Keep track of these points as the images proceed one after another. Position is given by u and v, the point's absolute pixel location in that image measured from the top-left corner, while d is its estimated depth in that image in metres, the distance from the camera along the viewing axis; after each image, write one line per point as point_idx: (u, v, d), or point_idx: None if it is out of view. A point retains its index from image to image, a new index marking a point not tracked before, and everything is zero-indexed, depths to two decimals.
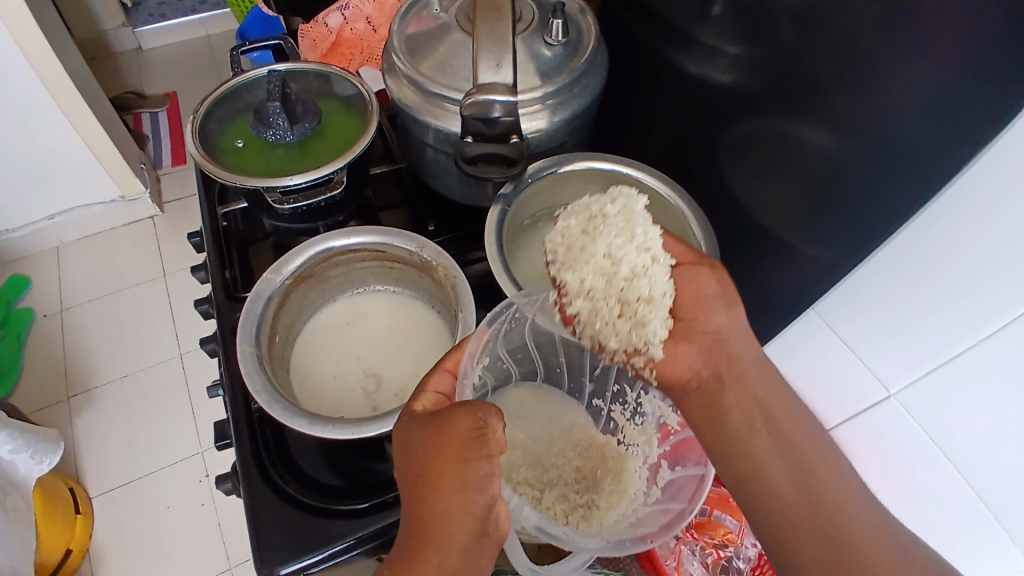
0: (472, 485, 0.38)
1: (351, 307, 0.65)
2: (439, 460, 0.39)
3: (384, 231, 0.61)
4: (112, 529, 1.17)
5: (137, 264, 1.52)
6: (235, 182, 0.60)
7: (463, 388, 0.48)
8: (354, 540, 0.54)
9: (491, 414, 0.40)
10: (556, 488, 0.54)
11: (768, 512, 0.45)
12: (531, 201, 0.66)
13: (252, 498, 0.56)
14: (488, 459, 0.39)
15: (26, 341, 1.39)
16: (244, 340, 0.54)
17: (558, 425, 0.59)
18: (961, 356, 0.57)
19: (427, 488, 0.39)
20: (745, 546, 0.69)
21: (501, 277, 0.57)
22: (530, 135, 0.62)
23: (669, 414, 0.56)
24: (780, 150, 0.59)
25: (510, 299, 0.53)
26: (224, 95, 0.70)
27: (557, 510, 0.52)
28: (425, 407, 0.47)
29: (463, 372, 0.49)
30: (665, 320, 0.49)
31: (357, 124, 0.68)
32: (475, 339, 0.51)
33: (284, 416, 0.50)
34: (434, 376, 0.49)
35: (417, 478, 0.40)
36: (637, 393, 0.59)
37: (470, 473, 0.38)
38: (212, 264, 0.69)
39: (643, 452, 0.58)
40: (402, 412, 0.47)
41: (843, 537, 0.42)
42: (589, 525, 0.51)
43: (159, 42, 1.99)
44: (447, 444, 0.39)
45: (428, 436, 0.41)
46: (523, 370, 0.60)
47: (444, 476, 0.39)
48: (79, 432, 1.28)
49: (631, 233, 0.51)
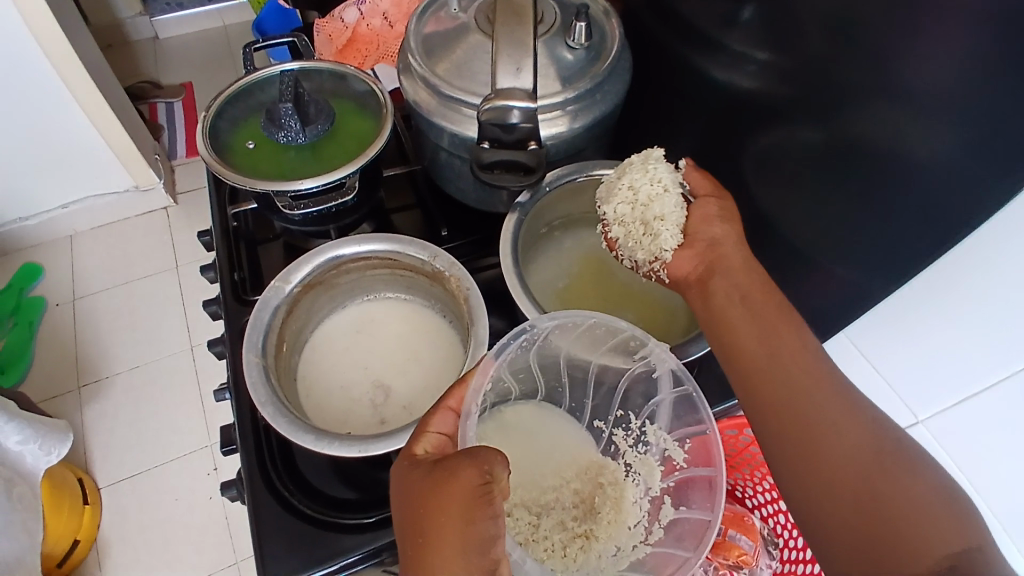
0: (477, 548, 0.38)
1: (361, 315, 0.64)
2: (443, 520, 0.39)
3: (395, 239, 0.59)
4: (119, 521, 1.18)
5: (150, 255, 1.52)
6: (245, 185, 0.59)
7: (465, 428, 0.46)
8: (363, 553, 0.53)
9: (495, 465, 0.40)
10: (554, 514, 0.52)
11: (768, 415, 0.44)
12: (549, 209, 0.64)
13: (257, 509, 0.55)
14: (493, 520, 0.39)
15: (37, 330, 1.40)
16: (250, 350, 0.53)
17: (558, 447, 0.57)
18: (995, 387, 0.56)
19: (429, 549, 0.39)
20: (760, 568, 0.68)
21: (519, 297, 0.55)
22: (549, 142, 0.60)
23: (675, 448, 0.54)
24: (809, 163, 0.56)
25: (520, 328, 0.52)
26: (237, 93, 0.68)
27: (555, 541, 0.50)
28: (427, 451, 0.45)
29: (466, 411, 0.47)
30: (675, 232, 0.52)
31: (371, 127, 0.66)
32: (479, 373, 0.49)
33: (290, 431, 0.49)
34: (436, 416, 0.48)
35: (420, 538, 0.40)
36: (642, 421, 0.57)
37: (474, 534, 0.38)
38: (221, 266, 0.68)
39: (644, 482, 0.55)
40: (402, 455, 0.46)
41: (830, 451, 0.42)
42: (586, 559, 0.50)
43: (176, 31, 1.99)
44: (450, 501, 0.39)
45: (430, 491, 0.40)
46: (523, 388, 0.58)
47: (448, 537, 0.39)
48: (88, 422, 1.28)
49: (647, 169, 0.58)
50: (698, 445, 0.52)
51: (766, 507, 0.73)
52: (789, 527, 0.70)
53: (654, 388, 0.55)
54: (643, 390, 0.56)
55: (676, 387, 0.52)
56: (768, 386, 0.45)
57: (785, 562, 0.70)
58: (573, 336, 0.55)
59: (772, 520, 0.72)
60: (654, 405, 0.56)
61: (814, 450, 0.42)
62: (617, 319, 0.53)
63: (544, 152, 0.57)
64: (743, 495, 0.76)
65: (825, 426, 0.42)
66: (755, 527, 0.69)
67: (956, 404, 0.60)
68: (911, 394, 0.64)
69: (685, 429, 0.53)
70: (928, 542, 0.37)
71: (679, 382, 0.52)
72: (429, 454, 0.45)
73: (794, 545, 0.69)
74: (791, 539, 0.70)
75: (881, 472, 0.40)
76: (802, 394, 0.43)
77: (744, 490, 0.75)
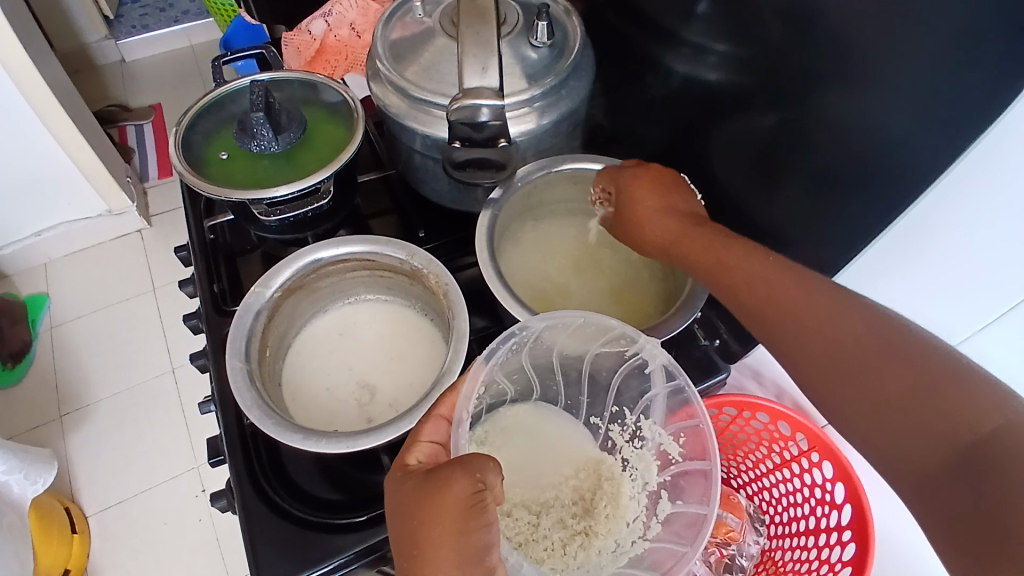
0: (473, 558, 0.39)
1: (342, 317, 0.64)
2: (435, 530, 0.39)
3: (375, 240, 0.60)
4: (109, 547, 1.16)
5: (126, 278, 1.50)
6: (220, 194, 0.59)
7: (457, 437, 0.48)
8: (352, 555, 0.54)
9: (487, 472, 0.42)
10: (554, 513, 0.53)
11: (785, 344, 0.44)
12: (524, 201, 0.65)
13: (247, 514, 0.55)
14: (488, 527, 0.40)
15: (42, 328, 1.42)
16: (233, 355, 0.53)
17: (557, 447, 0.57)
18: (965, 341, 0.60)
19: (421, 560, 0.39)
20: (747, 544, 0.69)
21: (507, 301, 0.56)
22: (519, 139, 0.61)
23: (670, 442, 0.55)
24: (771, 145, 0.59)
25: (509, 331, 0.52)
26: (207, 106, 0.69)
27: (555, 540, 0.51)
28: (420, 460, 0.46)
29: (458, 418, 0.48)
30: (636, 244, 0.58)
31: (343, 132, 0.67)
32: (469, 380, 0.50)
33: (276, 431, 0.49)
34: (428, 425, 0.48)
35: (413, 550, 0.40)
36: (637, 417, 0.58)
37: (470, 545, 0.39)
38: (200, 278, 0.68)
39: (641, 477, 0.56)
40: (396, 466, 0.46)
41: (848, 366, 0.40)
42: (586, 556, 0.51)
43: (143, 53, 1.98)
44: (445, 513, 0.40)
45: (422, 501, 0.41)
46: (518, 389, 0.59)
47: (442, 548, 0.39)
48: (71, 450, 1.26)
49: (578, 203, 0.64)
50: (694, 439, 0.53)
51: (751, 486, 0.75)
52: (774, 502, 0.72)
53: (648, 384, 0.56)
54: (636, 385, 0.57)
55: (668, 382, 0.54)
56: (753, 313, 0.46)
57: (772, 538, 0.71)
58: (562, 338, 0.56)
59: (757, 498, 0.74)
60: (648, 400, 0.57)
61: (824, 365, 0.42)
62: (604, 317, 0.53)
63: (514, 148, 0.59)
64: (728, 475, 0.77)
65: (817, 335, 0.42)
66: (741, 504, 0.70)
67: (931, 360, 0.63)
68: None
69: (680, 424, 0.54)
70: (951, 424, 0.35)
71: (671, 376, 0.53)
72: (422, 464, 0.46)
73: (780, 520, 0.71)
74: (777, 514, 0.71)
75: (873, 365, 0.39)
76: (786, 316, 0.44)
77: (728, 470, 0.76)
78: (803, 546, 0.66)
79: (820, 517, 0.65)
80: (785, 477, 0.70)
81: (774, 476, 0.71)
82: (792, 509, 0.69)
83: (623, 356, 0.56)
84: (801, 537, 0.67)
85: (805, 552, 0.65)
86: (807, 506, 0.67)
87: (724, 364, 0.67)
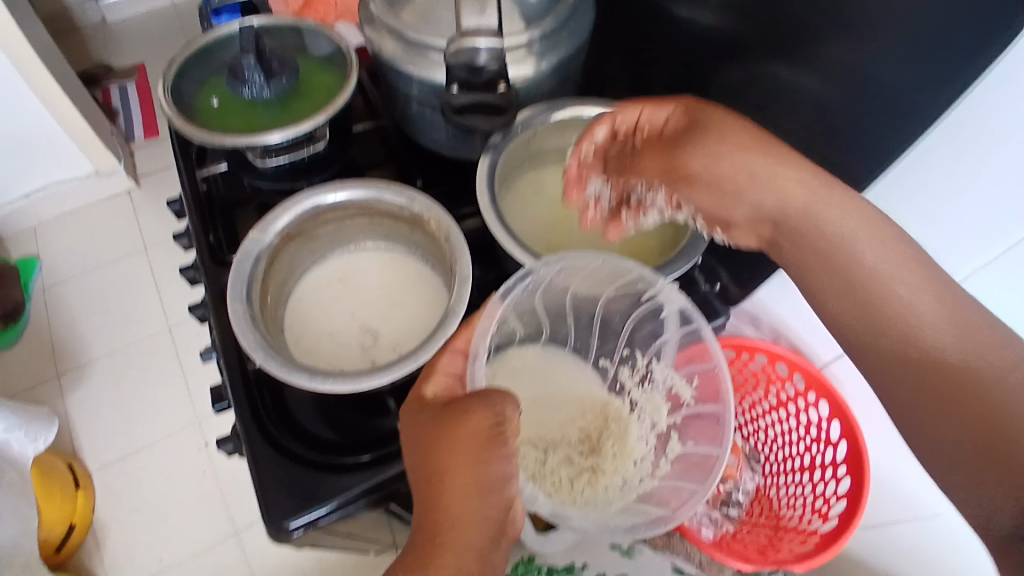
0: (491, 488, 0.42)
1: (343, 266, 0.64)
2: (456, 461, 0.42)
3: (373, 184, 0.59)
4: (112, 503, 1.18)
5: (117, 238, 1.48)
6: (213, 140, 0.59)
7: (474, 371, 0.50)
8: (353, 495, 0.55)
9: (506, 406, 0.43)
10: (561, 450, 0.55)
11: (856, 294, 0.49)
12: (523, 147, 0.65)
13: (253, 455, 0.56)
14: (505, 459, 0.42)
15: (33, 289, 1.41)
16: (235, 299, 0.54)
17: (564, 385, 0.59)
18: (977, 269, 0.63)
19: (441, 489, 0.42)
20: (743, 480, 0.73)
21: (512, 246, 0.55)
22: (517, 83, 0.60)
23: (682, 385, 0.59)
24: (771, 93, 0.59)
25: (525, 270, 0.52)
26: (196, 53, 0.67)
27: (561, 475, 0.53)
28: (436, 392, 0.49)
29: (474, 353, 0.51)
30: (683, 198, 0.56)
31: (336, 79, 0.66)
32: (486, 317, 0.52)
33: (282, 371, 0.50)
34: (444, 358, 0.51)
35: (432, 479, 0.42)
36: (648, 359, 0.61)
37: (488, 476, 0.42)
38: (195, 230, 0.68)
39: (650, 418, 0.59)
40: (412, 397, 0.49)
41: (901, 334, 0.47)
42: (593, 492, 0.53)
43: (123, 7, 1.90)
44: (463, 444, 0.42)
45: (442, 433, 0.43)
46: (528, 331, 0.59)
47: (460, 477, 0.42)
48: (70, 409, 1.27)
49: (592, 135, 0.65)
50: (707, 383, 0.57)
51: (745, 427, 0.76)
52: (768, 442, 0.74)
53: (661, 327, 0.58)
54: (649, 330, 0.59)
55: (683, 327, 0.55)
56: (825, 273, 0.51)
57: (767, 475, 0.73)
58: (588, 286, 0.57)
59: (752, 438, 0.76)
60: (661, 343, 0.59)
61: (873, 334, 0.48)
62: (622, 258, 0.53)
63: (514, 93, 0.58)
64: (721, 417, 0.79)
65: (879, 305, 0.48)
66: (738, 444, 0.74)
67: None
68: None
69: (693, 367, 0.58)
70: (978, 410, 0.42)
71: (687, 321, 0.55)
72: (439, 396, 0.48)
73: (775, 458, 0.73)
74: (771, 453, 0.73)
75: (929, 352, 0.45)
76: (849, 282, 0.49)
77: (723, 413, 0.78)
78: (797, 482, 0.70)
79: (814, 454, 0.69)
80: (779, 417, 0.72)
81: (770, 417, 0.74)
82: (786, 447, 0.72)
83: (636, 299, 0.56)
84: (796, 473, 0.70)
85: (799, 487, 0.69)
86: (802, 444, 0.70)
87: (724, 310, 0.68)
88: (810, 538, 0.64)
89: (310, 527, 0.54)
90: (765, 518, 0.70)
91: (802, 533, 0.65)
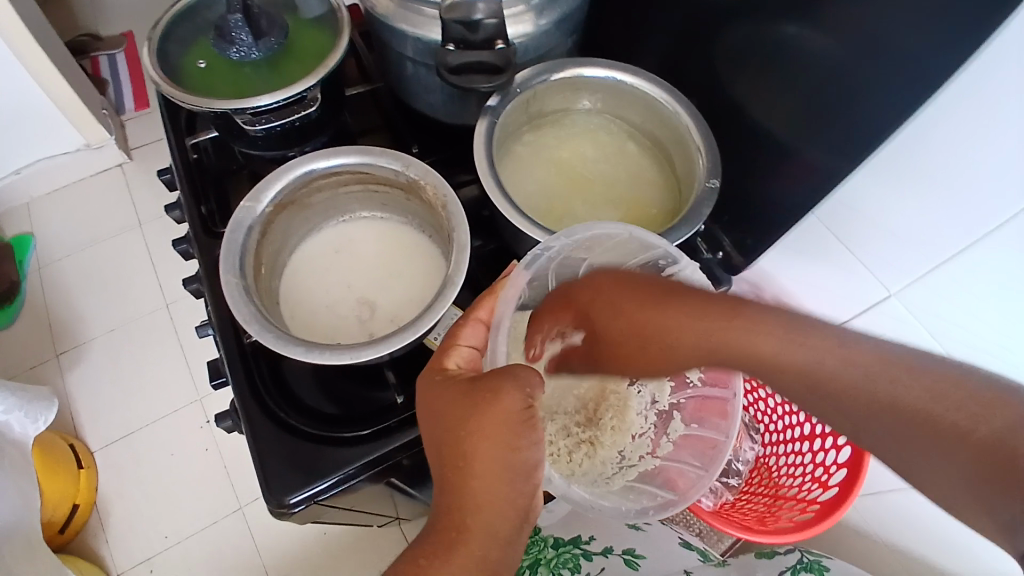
0: (522, 474, 0.41)
1: (338, 236, 0.63)
2: (486, 443, 0.40)
3: (367, 150, 0.57)
4: (117, 479, 1.19)
5: (111, 214, 1.46)
6: (201, 104, 0.56)
7: (495, 342, 0.49)
8: (354, 468, 0.54)
9: (536, 386, 0.42)
10: (559, 419, 0.55)
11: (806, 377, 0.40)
12: (522, 109, 0.62)
13: (252, 430, 0.55)
14: (534, 442, 0.41)
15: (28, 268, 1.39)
16: (228, 271, 0.52)
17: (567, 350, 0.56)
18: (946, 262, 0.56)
19: (467, 472, 0.40)
20: (743, 450, 0.73)
21: (518, 221, 0.53)
22: (516, 41, 0.58)
23: None
24: None
25: (547, 240, 0.51)
26: (182, 13, 0.64)
27: (561, 448, 0.54)
28: (458, 365, 0.48)
29: (497, 322, 0.50)
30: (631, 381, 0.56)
31: (327, 40, 0.63)
32: (510, 286, 0.51)
33: (277, 344, 0.48)
34: (467, 329, 0.50)
35: (458, 464, 0.41)
36: None
37: (517, 461, 0.40)
38: (186, 201, 0.65)
39: (650, 394, 0.58)
40: (434, 367, 0.47)
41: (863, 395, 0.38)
42: (591, 465, 0.54)
43: None
44: (492, 427, 0.40)
45: (470, 413, 0.41)
46: (534, 295, 0.55)
47: (488, 463, 0.40)
48: (72, 387, 1.27)
49: (593, 92, 0.63)
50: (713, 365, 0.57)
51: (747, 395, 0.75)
52: (768, 412, 0.73)
53: None
54: None
55: None
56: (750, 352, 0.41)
57: (766, 445, 0.73)
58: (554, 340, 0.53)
59: (752, 408, 0.75)
60: None
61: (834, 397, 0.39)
62: (646, 232, 0.50)
63: (512, 52, 0.56)
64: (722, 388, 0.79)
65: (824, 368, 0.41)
66: None
67: (922, 277, 0.58)
68: (885, 272, 0.62)
69: None
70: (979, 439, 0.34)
71: None
72: (461, 368, 0.47)
73: (775, 428, 0.72)
74: (771, 423, 0.73)
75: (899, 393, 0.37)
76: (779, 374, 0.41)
77: None
78: (797, 451, 0.68)
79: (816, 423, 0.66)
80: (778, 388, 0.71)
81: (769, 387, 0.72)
82: (786, 418, 0.70)
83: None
84: (798, 444, 0.68)
85: (799, 457, 0.68)
86: (802, 414, 0.68)
87: (726, 278, 0.71)
88: (811, 507, 0.64)
89: (312, 502, 0.53)
90: (763, 487, 0.71)
91: (802, 502, 0.65)
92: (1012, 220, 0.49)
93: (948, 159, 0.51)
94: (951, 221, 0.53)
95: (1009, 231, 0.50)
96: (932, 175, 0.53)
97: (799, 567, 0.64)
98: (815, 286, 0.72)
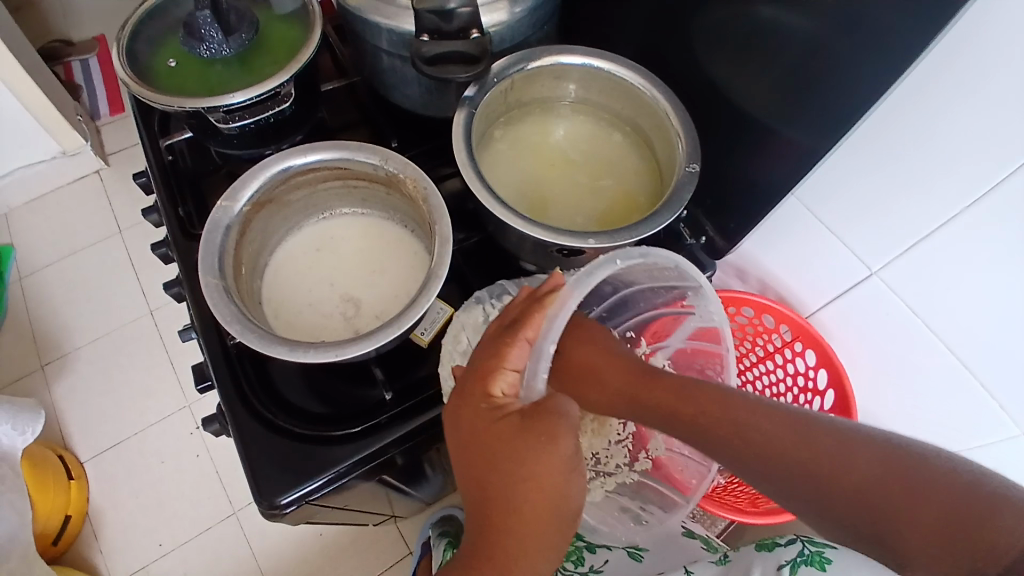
0: (568, 521, 0.42)
1: (319, 233, 0.62)
2: (542, 491, 0.40)
3: (344, 145, 0.56)
4: (109, 489, 1.17)
5: (91, 222, 1.43)
6: (173, 105, 0.55)
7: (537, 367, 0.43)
8: (347, 466, 0.54)
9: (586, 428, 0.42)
10: None
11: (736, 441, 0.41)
12: (498, 100, 0.61)
13: (241, 432, 0.54)
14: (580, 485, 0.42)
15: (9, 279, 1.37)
16: (207, 273, 0.51)
17: None
18: (932, 235, 0.56)
19: (517, 516, 0.41)
20: None
21: (499, 210, 0.52)
22: (491, 30, 0.57)
23: None
24: None
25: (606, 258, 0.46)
26: (149, 11, 0.63)
27: None
28: (504, 391, 0.44)
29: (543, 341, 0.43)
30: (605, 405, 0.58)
31: (299, 34, 0.62)
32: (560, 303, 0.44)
33: (260, 345, 0.48)
34: (515, 352, 0.44)
35: (509, 510, 0.41)
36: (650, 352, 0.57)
37: (565, 503, 0.41)
38: (163, 204, 0.64)
39: None
40: (478, 394, 0.43)
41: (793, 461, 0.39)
42: None
43: None
44: (548, 474, 0.40)
45: (523, 456, 0.40)
46: None
47: (539, 508, 0.40)
48: (58, 398, 1.25)
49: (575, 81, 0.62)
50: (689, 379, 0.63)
51: None
52: None
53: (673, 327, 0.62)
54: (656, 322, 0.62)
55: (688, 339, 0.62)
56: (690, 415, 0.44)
57: None
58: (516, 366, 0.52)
59: None
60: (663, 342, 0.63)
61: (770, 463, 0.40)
62: (697, 271, 0.51)
63: (487, 41, 0.55)
64: None
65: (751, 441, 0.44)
66: None
67: (908, 251, 0.59)
68: (867, 249, 0.62)
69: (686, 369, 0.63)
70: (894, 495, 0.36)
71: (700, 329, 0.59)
72: (508, 399, 0.43)
73: None
74: None
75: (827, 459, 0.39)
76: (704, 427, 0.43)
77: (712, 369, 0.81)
78: None
79: None
80: None
81: None
82: None
83: (676, 295, 0.57)
84: None
85: None
86: None
87: (710, 263, 0.71)
88: None
89: (304, 502, 0.53)
90: None
91: None
92: (1006, 180, 0.49)
93: (930, 140, 0.52)
94: (940, 189, 0.53)
95: (1000, 206, 0.50)
96: (912, 155, 0.53)
97: (799, 560, 0.53)
98: (798, 266, 0.72)
